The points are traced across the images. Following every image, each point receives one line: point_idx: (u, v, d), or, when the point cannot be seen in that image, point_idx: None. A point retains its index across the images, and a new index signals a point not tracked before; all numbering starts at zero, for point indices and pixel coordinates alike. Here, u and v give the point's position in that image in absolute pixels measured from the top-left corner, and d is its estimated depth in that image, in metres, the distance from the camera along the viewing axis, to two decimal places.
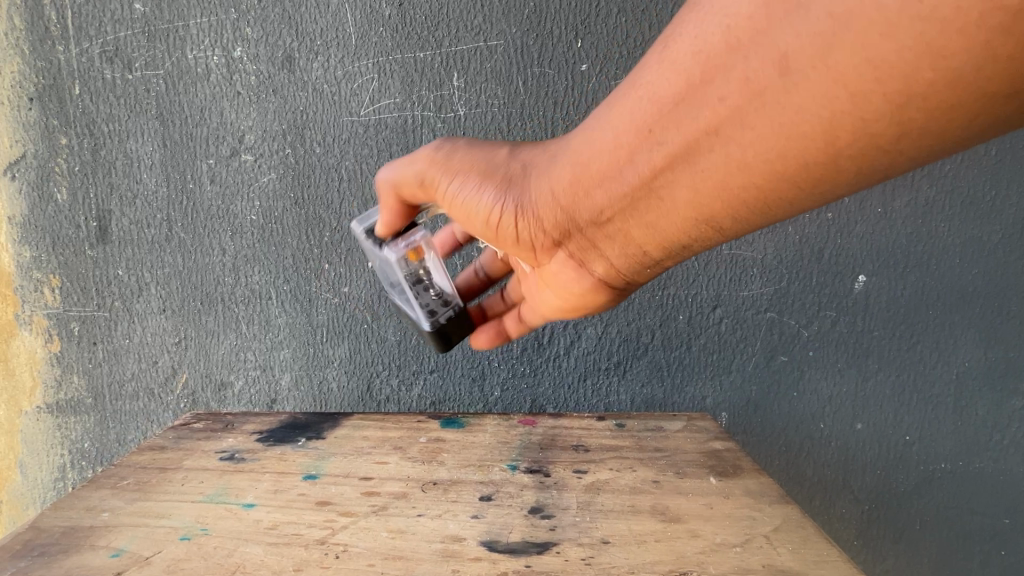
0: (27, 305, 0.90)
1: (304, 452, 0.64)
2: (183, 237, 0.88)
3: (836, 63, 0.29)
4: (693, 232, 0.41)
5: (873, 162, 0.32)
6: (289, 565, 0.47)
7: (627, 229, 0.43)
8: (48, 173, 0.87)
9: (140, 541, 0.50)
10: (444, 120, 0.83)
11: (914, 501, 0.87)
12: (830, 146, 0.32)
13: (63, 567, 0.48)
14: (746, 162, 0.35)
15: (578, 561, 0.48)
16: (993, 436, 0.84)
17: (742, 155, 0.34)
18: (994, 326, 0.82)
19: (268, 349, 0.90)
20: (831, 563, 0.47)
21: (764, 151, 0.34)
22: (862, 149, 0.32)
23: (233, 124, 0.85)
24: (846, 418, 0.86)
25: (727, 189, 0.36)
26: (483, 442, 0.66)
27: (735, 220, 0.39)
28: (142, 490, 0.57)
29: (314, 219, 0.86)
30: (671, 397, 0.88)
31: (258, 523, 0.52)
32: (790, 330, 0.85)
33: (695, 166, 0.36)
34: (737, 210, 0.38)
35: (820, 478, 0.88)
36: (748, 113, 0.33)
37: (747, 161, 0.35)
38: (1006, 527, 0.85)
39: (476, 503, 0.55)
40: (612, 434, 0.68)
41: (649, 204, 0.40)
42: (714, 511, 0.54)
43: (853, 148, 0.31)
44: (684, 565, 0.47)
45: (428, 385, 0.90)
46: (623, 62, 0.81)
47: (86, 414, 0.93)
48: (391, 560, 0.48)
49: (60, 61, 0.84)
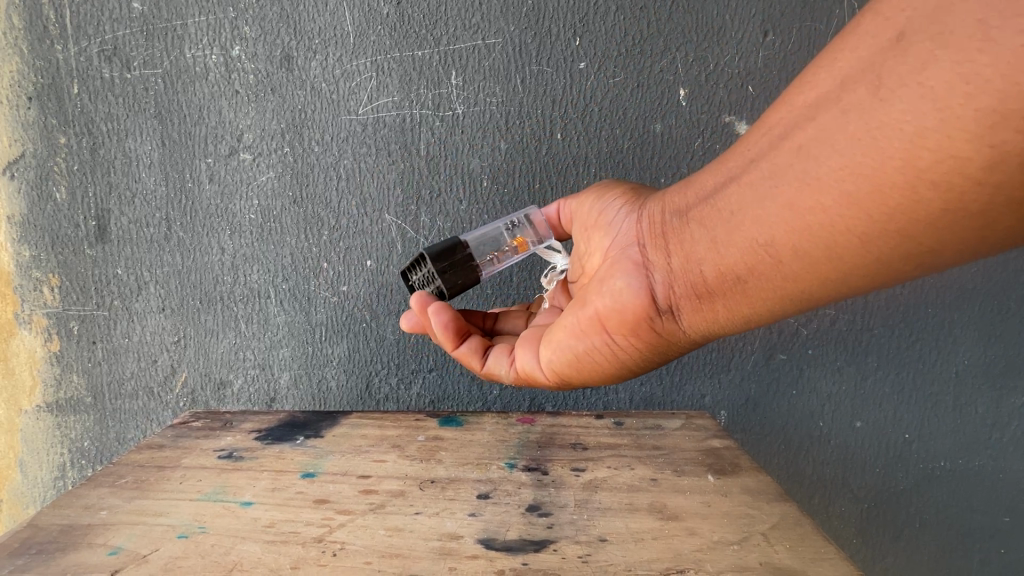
0: (26, 304, 0.90)
1: (302, 450, 0.64)
2: (181, 236, 0.88)
3: (929, 79, 0.32)
4: (753, 259, 0.42)
5: (943, 203, 0.33)
6: (286, 563, 0.47)
7: (698, 248, 0.45)
8: (47, 172, 0.87)
9: (138, 539, 0.50)
10: (442, 119, 0.83)
11: (913, 500, 0.86)
12: (906, 178, 0.34)
13: (62, 564, 0.48)
14: (823, 180, 0.37)
15: (576, 558, 0.48)
16: (992, 434, 0.84)
17: (821, 172, 0.37)
18: (994, 324, 0.82)
19: (267, 348, 0.90)
20: (828, 561, 0.47)
21: (846, 171, 0.36)
22: (946, 177, 0.33)
23: (231, 123, 0.85)
24: (845, 417, 0.86)
25: (798, 207, 0.39)
26: (481, 441, 0.66)
27: (795, 250, 0.40)
28: (141, 488, 0.57)
29: (312, 218, 0.86)
30: (670, 395, 0.88)
31: (256, 521, 0.52)
32: (789, 328, 0.85)
33: (779, 182, 0.40)
34: (802, 237, 0.39)
35: (820, 477, 0.87)
36: (842, 130, 0.36)
37: (824, 179, 0.37)
38: (1005, 525, 0.85)
39: (473, 501, 0.55)
40: (610, 432, 0.68)
41: (726, 219, 0.43)
42: (712, 508, 0.54)
43: (925, 185, 0.33)
44: (682, 563, 0.47)
45: (427, 383, 0.90)
46: (621, 60, 0.80)
47: (86, 413, 0.93)
48: (388, 558, 0.48)
49: (59, 60, 0.84)
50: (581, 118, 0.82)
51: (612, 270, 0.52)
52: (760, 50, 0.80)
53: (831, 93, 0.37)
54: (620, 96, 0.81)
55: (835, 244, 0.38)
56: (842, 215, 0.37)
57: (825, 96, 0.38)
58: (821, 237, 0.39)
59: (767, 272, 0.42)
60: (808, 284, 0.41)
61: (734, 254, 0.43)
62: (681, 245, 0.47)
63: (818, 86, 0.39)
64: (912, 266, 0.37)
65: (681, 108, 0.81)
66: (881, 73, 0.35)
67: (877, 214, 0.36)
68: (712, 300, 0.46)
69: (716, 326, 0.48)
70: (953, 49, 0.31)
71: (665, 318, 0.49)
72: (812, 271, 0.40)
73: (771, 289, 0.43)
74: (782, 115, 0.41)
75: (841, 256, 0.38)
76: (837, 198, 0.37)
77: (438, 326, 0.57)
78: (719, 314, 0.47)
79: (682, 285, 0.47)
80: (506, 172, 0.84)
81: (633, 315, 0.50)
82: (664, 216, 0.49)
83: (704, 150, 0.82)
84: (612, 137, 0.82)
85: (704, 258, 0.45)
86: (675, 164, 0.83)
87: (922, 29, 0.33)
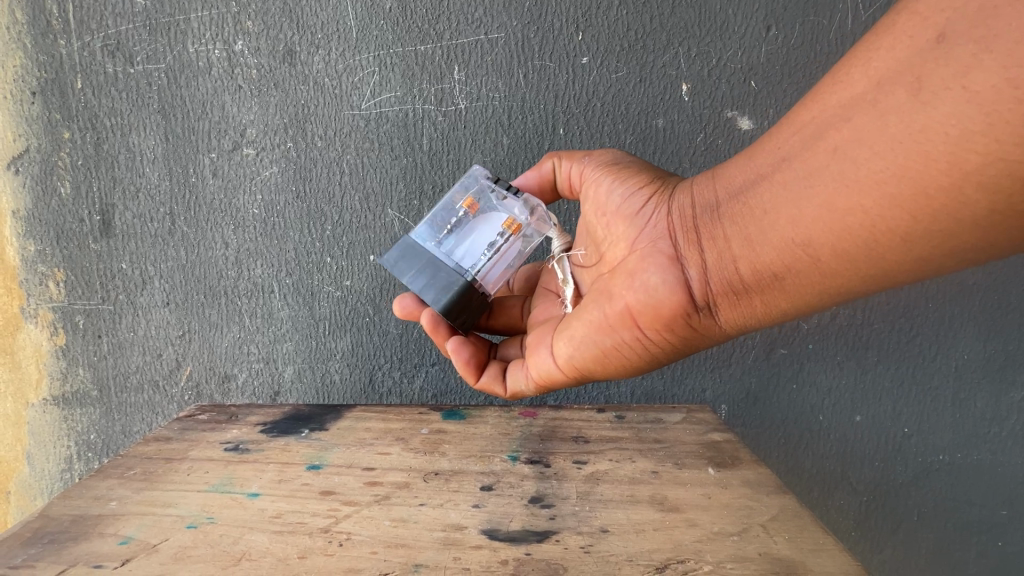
0: (32, 298, 0.91)
1: (307, 443, 0.65)
2: (186, 231, 0.88)
3: (974, 83, 0.33)
4: (790, 254, 0.43)
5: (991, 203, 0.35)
6: (293, 553, 0.48)
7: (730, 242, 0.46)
8: (51, 167, 0.87)
9: (147, 529, 0.51)
10: (445, 113, 0.83)
11: (911, 493, 0.87)
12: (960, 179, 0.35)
13: (73, 554, 0.48)
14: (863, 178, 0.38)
15: (578, 549, 0.49)
16: (991, 428, 0.85)
17: (861, 173, 0.38)
18: (994, 319, 0.83)
19: (271, 342, 0.91)
20: (827, 551, 0.48)
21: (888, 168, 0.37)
22: (994, 178, 0.34)
23: (235, 118, 0.85)
24: (845, 411, 0.86)
25: (838, 205, 0.40)
26: (483, 434, 0.67)
27: (836, 249, 0.41)
28: (149, 480, 0.58)
29: (316, 213, 0.87)
30: (671, 389, 0.88)
31: (263, 512, 0.53)
32: (790, 323, 0.85)
33: (815, 178, 0.41)
34: (842, 235, 0.40)
35: (819, 470, 0.88)
36: (881, 133, 0.37)
37: (863, 178, 0.38)
38: (1003, 518, 0.86)
39: (477, 493, 0.56)
40: (611, 425, 0.68)
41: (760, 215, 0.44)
42: (712, 500, 0.55)
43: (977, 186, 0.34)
44: (682, 553, 0.48)
45: (430, 377, 0.90)
46: (624, 55, 0.81)
47: (92, 406, 0.94)
48: (394, 548, 0.48)
49: (62, 55, 0.84)
50: (583, 113, 0.82)
51: (641, 266, 0.51)
52: (762, 45, 0.80)
53: (866, 94, 0.38)
54: (622, 91, 0.81)
55: (876, 241, 0.39)
56: (880, 215, 0.38)
57: (859, 94, 0.39)
58: (859, 235, 0.39)
59: (805, 270, 0.43)
60: (846, 279, 0.42)
61: (770, 250, 0.44)
62: (714, 243, 0.47)
63: (853, 86, 0.39)
64: (949, 260, 0.39)
65: (683, 103, 0.82)
66: (920, 74, 0.35)
67: (922, 214, 0.37)
68: (749, 295, 0.47)
69: (749, 319, 0.49)
70: (1000, 55, 0.32)
71: (700, 315, 0.50)
72: (852, 267, 0.41)
73: (809, 286, 0.44)
74: (813, 113, 0.42)
75: (876, 253, 0.40)
76: (875, 198, 0.38)
77: (460, 363, 0.60)
78: (756, 308, 0.48)
79: (716, 282, 0.48)
80: (508, 167, 0.84)
81: (667, 314, 0.50)
82: (693, 211, 0.49)
83: (706, 145, 0.83)
84: (615, 132, 0.82)
85: (740, 256, 0.46)
86: (677, 159, 0.83)
87: (965, 32, 0.33)
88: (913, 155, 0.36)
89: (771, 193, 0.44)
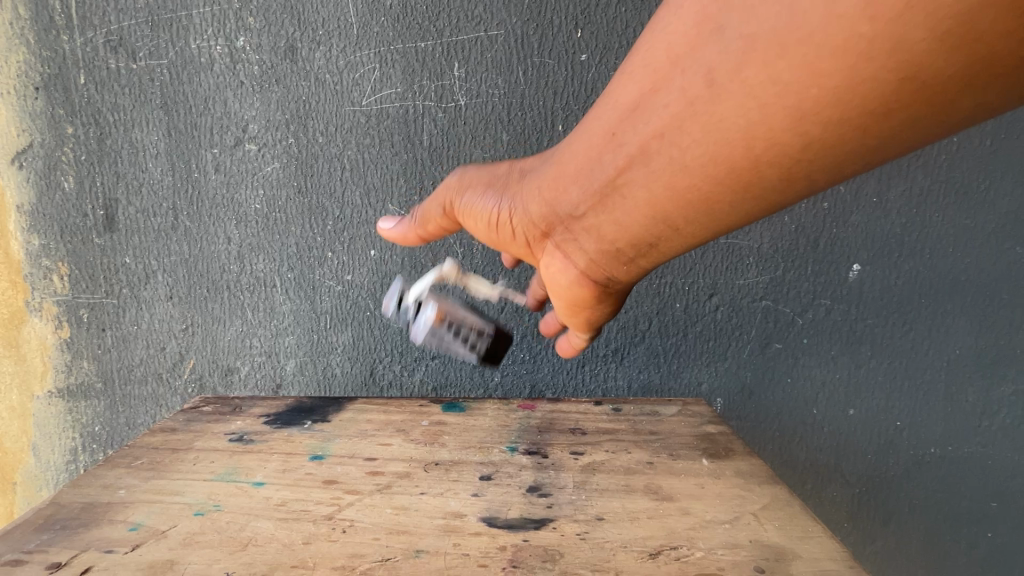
0: (37, 291, 0.92)
1: (310, 434, 0.67)
2: (188, 225, 0.89)
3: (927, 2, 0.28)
4: (686, 214, 0.43)
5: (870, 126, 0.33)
6: (298, 539, 0.49)
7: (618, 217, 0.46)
8: (55, 162, 0.88)
9: (156, 516, 0.53)
10: (445, 110, 0.84)
11: (903, 485, 0.89)
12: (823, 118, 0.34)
13: (84, 539, 0.50)
14: (723, 134, 0.37)
15: (574, 535, 0.50)
16: (982, 421, 0.86)
17: (713, 134, 0.37)
18: (985, 314, 0.84)
19: (274, 335, 0.92)
20: (815, 538, 0.49)
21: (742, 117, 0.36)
22: (864, 104, 0.32)
23: (237, 113, 0.86)
24: (838, 404, 0.88)
25: (709, 163, 0.39)
26: (483, 426, 0.68)
27: (712, 203, 0.41)
28: (156, 469, 0.60)
29: (317, 208, 0.88)
30: (667, 382, 0.90)
31: (268, 500, 0.55)
32: (785, 317, 0.87)
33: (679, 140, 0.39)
34: (724, 192, 0.40)
35: (812, 462, 0.90)
36: (735, 88, 0.35)
37: (722, 133, 0.37)
38: (992, 510, 0.88)
39: (476, 482, 0.57)
40: (608, 418, 0.70)
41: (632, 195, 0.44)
42: (705, 490, 0.56)
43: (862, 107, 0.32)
44: (675, 540, 0.49)
45: (430, 370, 0.92)
46: (622, 52, 0.81)
47: (96, 398, 0.95)
48: (395, 535, 0.50)
49: (65, 51, 0.85)
50: (582, 109, 0.83)
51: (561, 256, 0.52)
52: None
53: (695, 52, 0.36)
54: None
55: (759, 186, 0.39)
56: (722, 186, 0.40)
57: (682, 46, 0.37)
58: (739, 185, 0.39)
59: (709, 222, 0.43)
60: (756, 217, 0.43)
61: (661, 217, 0.44)
62: (611, 213, 0.46)
63: (654, 62, 0.39)
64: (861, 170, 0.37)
65: None
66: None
67: (810, 147, 0.35)
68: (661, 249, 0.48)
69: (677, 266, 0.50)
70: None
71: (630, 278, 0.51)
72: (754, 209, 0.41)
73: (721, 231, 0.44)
74: (632, 89, 0.40)
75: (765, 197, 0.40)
76: (746, 149, 0.37)
77: None
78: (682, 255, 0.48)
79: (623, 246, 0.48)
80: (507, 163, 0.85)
81: (580, 294, 0.54)
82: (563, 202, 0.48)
83: None
84: None
85: (634, 229, 0.46)
86: None
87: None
88: (795, 93, 0.34)
89: (643, 168, 0.42)
